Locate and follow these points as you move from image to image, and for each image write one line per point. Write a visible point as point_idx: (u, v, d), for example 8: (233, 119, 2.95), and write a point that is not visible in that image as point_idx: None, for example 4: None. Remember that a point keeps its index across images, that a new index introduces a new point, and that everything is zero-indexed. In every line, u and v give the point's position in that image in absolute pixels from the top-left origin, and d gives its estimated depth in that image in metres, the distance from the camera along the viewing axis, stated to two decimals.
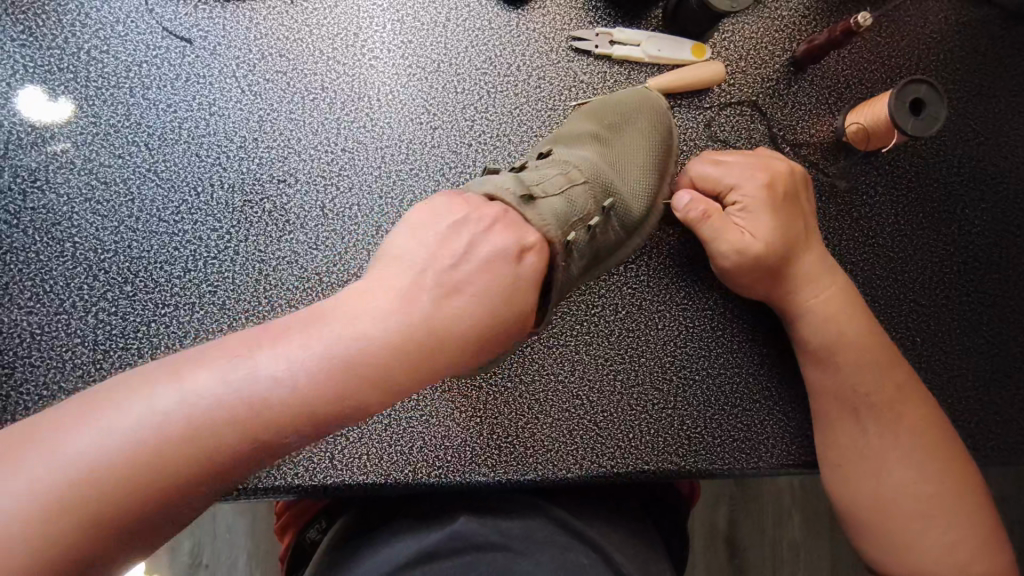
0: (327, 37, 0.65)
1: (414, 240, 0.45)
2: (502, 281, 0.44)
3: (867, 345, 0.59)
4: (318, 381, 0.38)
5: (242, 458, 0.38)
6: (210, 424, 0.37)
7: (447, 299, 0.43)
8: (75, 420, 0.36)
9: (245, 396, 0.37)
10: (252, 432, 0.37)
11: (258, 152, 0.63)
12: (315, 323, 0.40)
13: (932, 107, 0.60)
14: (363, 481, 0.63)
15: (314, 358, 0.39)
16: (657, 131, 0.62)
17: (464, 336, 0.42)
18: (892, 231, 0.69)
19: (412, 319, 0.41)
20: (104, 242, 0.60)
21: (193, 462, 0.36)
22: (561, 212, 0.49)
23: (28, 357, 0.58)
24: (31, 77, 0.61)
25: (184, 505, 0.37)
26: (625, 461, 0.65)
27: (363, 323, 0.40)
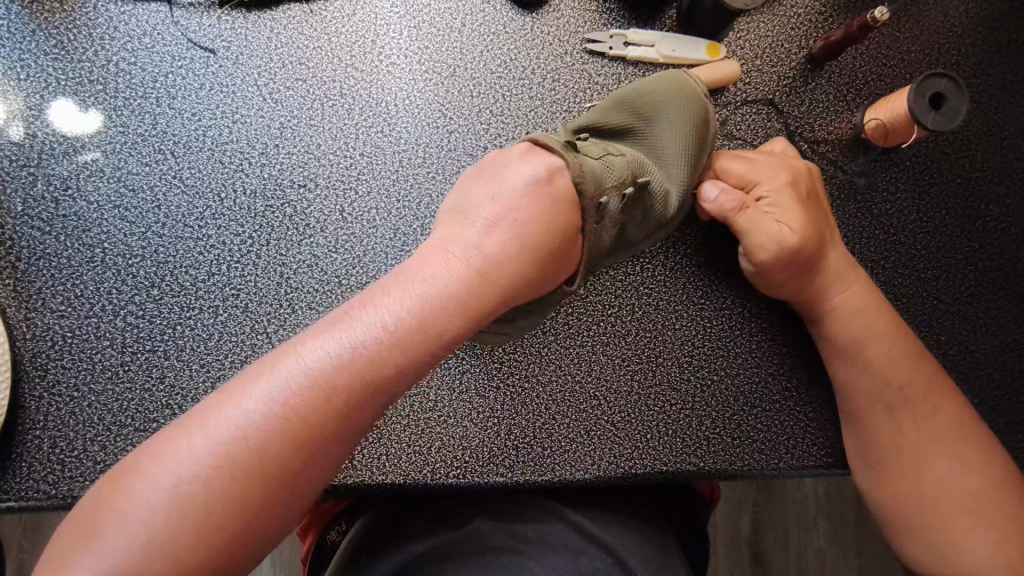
0: (345, 45, 0.67)
1: (461, 201, 0.50)
2: (545, 204, 0.47)
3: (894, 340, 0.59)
4: (408, 330, 0.43)
5: (354, 408, 0.42)
6: (318, 381, 0.41)
7: (496, 233, 0.47)
8: (210, 405, 0.41)
9: (354, 347, 0.42)
10: (357, 382, 0.42)
11: (279, 157, 0.64)
12: (396, 283, 0.45)
13: (953, 101, 0.59)
14: (382, 480, 0.64)
15: (398, 314, 0.43)
16: (698, 118, 0.59)
17: (517, 260, 0.46)
18: (914, 228, 0.68)
19: (477, 263, 0.46)
20: (132, 247, 0.62)
21: (310, 416, 0.40)
22: (599, 174, 0.50)
23: (61, 359, 0.60)
24: (64, 90, 0.64)
25: (318, 464, 0.41)
26: (643, 461, 0.65)
27: (436, 277, 0.45)
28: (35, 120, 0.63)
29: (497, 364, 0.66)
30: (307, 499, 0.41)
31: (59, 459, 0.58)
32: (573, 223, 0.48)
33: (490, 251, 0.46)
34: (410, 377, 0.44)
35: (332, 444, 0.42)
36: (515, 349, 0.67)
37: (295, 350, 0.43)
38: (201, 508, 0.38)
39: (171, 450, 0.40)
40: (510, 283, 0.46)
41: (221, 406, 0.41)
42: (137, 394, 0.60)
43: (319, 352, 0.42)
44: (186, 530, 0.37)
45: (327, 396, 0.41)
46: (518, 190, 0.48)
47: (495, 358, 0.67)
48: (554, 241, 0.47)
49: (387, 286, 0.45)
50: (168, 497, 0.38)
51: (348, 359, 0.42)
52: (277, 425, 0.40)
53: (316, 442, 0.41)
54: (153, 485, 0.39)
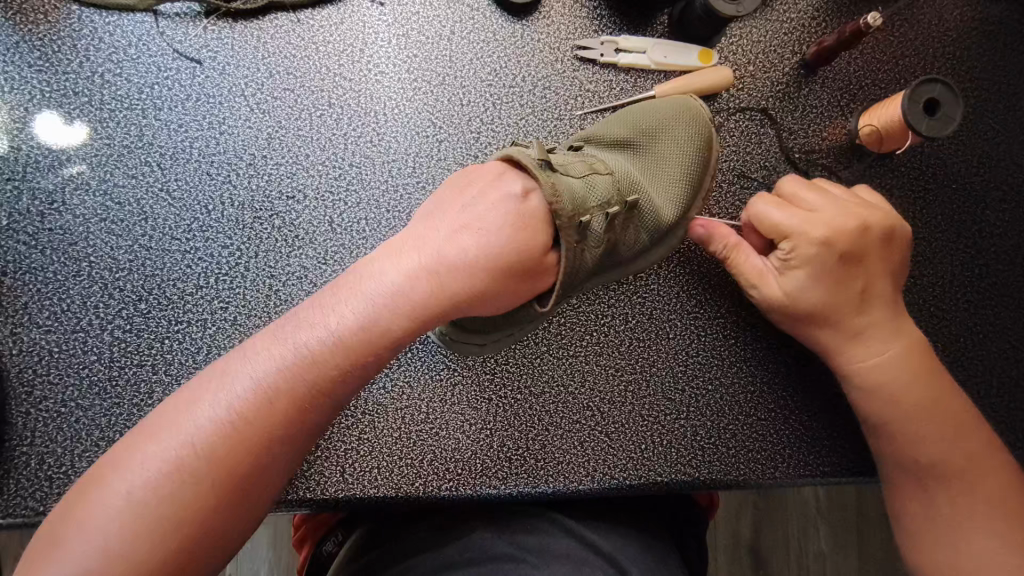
0: (333, 54, 0.66)
1: (431, 210, 0.51)
2: (513, 221, 0.48)
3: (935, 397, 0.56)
4: (356, 335, 0.44)
5: (304, 411, 0.43)
6: (267, 386, 0.43)
7: (460, 245, 0.47)
8: (168, 413, 0.42)
9: (299, 353, 0.44)
10: (300, 386, 0.43)
11: (268, 168, 0.64)
12: (350, 289, 0.46)
13: (947, 107, 0.59)
14: (375, 494, 0.63)
15: (346, 319, 0.45)
16: (700, 142, 0.59)
17: (481, 275, 0.47)
18: (909, 234, 0.68)
19: (434, 266, 0.46)
20: (119, 261, 0.62)
21: (260, 419, 0.42)
22: (577, 194, 0.49)
23: (48, 375, 0.59)
24: (48, 102, 0.63)
25: (269, 467, 0.42)
26: (638, 472, 0.64)
27: (385, 280, 0.46)
28: (20, 133, 0.63)
29: (489, 374, 0.66)
30: (263, 501, 0.43)
31: (46, 476, 0.57)
32: (543, 240, 0.48)
33: (452, 262, 0.46)
34: (359, 379, 0.45)
35: (283, 448, 0.43)
36: (507, 360, 0.66)
37: (245, 357, 0.44)
38: (156, 516, 0.39)
39: (129, 457, 0.41)
40: (471, 290, 0.47)
41: (174, 416, 0.42)
42: (124, 409, 0.59)
43: (266, 358, 0.44)
44: (143, 540, 0.38)
45: (274, 400, 0.42)
46: (490, 201, 0.49)
47: (488, 369, 0.66)
48: (522, 253, 0.47)
49: (340, 291, 0.46)
50: (123, 503, 0.39)
51: (290, 364, 0.44)
52: (227, 431, 0.41)
53: (267, 446, 0.42)
54: (109, 492, 0.39)
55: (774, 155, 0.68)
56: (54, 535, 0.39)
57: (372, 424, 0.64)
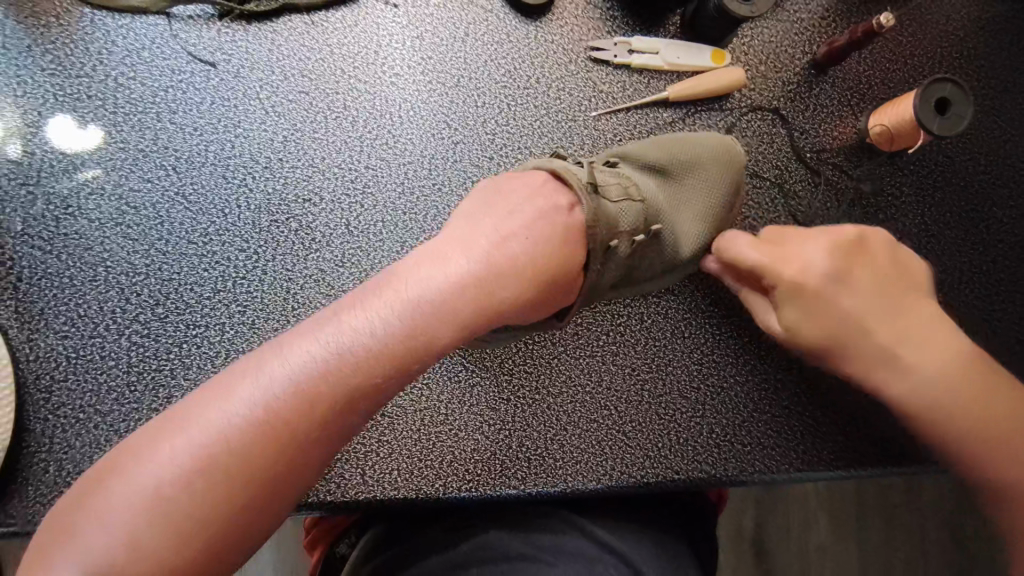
0: (348, 56, 0.66)
1: (474, 210, 0.51)
2: (555, 234, 0.49)
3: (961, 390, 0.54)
4: (397, 338, 0.43)
5: (337, 415, 0.42)
6: (304, 384, 0.41)
7: (502, 251, 0.48)
8: (202, 404, 0.41)
9: (338, 351, 0.42)
10: (338, 386, 0.42)
11: (284, 171, 0.63)
12: (394, 286, 0.45)
13: (957, 106, 0.60)
14: (394, 495, 0.63)
15: (389, 316, 0.44)
16: (730, 183, 0.60)
17: (521, 285, 0.48)
18: (919, 232, 0.68)
19: (480, 271, 0.47)
20: (136, 266, 0.61)
21: (295, 419, 0.41)
22: (610, 219, 0.52)
23: (65, 381, 0.59)
24: (61, 105, 0.63)
25: (300, 469, 0.41)
26: (656, 470, 0.65)
27: (431, 280, 0.45)
28: (33, 137, 0.62)
29: (507, 375, 0.66)
30: (290, 503, 0.42)
31: (67, 483, 0.57)
32: (580, 255, 0.50)
33: (494, 267, 0.47)
34: (398, 381, 0.44)
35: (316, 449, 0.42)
36: (524, 361, 0.66)
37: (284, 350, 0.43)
38: (183, 507, 0.38)
39: (156, 448, 0.39)
40: (512, 296, 0.47)
41: (205, 408, 0.41)
42: (144, 415, 0.59)
43: (305, 354, 0.42)
44: (167, 530, 0.38)
45: (310, 400, 0.41)
46: (534, 209, 0.50)
47: (505, 370, 0.66)
48: (558, 267, 0.49)
49: (383, 288, 0.45)
50: (150, 496, 0.38)
51: (328, 363, 0.42)
52: (263, 429, 0.40)
53: (303, 449, 0.41)
54: (136, 482, 0.38)
55: (786, 154, 0.69)
56: (75, 521, 0.38)
57: (391, 426, 0.64)
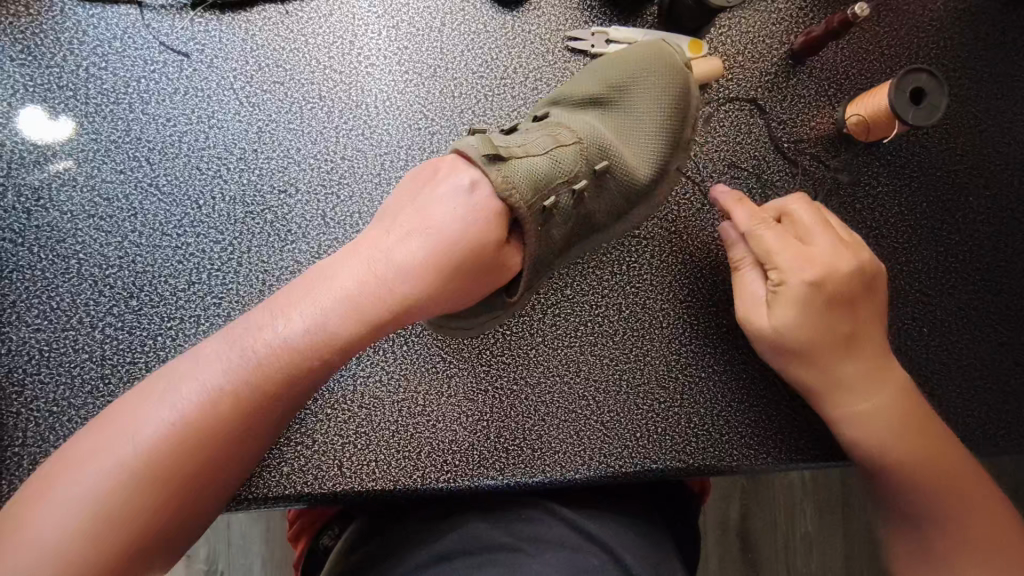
0: (323, 46, 0.65)
1: (388, 211, 0.52)
2: (466, 223, 0.49)
3: (922, 451, 0.55)
4: (305, 347, 0.45)
5: (253, 424, 0.44)
6: (210, 405, 0.43)
7: (409, 249, 0.48)
8: (111, 431, 0.42)
9: (249, 365, 0.44)
10: (248, 398, 0.44)
11: (258, 163, 0.63)
12: (302, 295, 0.46)
13: (932, 96, 0.60)
14: (373, 487, 0.63)
15: (295, 327, 0.45)
16: (672, 86, 0.59)
17: (432, 277, 0.48)
18: (895, 221, 0.69)
19: (384, 269, 0.47)
20: (109, 258, 0.61)
21: (210, 435, 0.43)
22: (528, 172, 0.51)
23: (38, 374, 0.58)
24: (32, 96, 0.62)
25: (218, 477, 0.44)
26: (633, 460, 0.65)
27: (339, 288, 0.46)
28: (3, 128, 0.62)
29: (485, 366, 0.66)
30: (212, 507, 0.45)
31: None
32: (496, 234, 0.50)
33: (402, 267, 0.47)
34: (312, 384, 0.46)
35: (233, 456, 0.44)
36: (502, 352, 0.66)
37: (195, 366, 0.44)
38: (94, 538, 0.40)
39: (65, 478, 0.41)
40: (423, 291, 0.48)
41: (112, 433, 0.42)
42: None
43: (211, 369, 0.44)
44: (81, 564, 0.39)
45: (221, 415, 0.43)
46: (443, 203, 0.50)
47: (484, 361, 0.66)
48: (472, 255, 0.49)
49: (289, 300, 0.46)
50: (62, 534, 0.40)
51: (233, 378, 0.43)
52: (174, 450, 0.42)
53: (219, 461, 0.43)
54: (47, 521, 0.40)
55: (763, 144, 0.69)
56: None
57: (369, 418, 0.64)
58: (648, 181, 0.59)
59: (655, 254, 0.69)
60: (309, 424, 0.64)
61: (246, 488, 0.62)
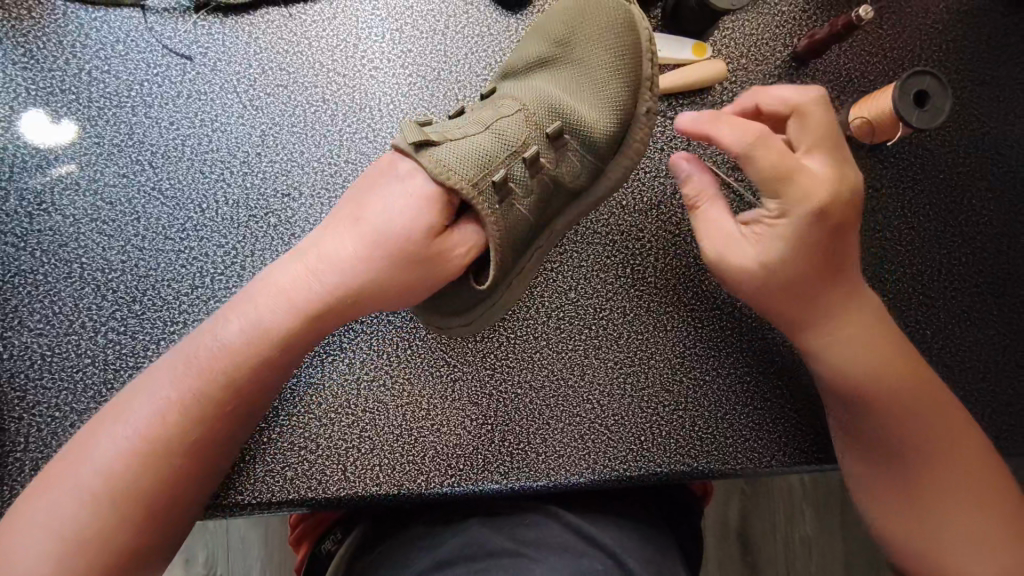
0: (326, 49, 0.65)
1: (344, 205, 0.52)
2: (402, 219, 0.50)
3: (897, 377, 0.55)
4: (244, 351, 0.50)
5: (211, 421, 0.50)
6: (164, 412, 0.49)
7: (343, 250, 0.50)
8: (85, 445, 0.49)
9: (196, 372, 0.49)
10: (199, 400, 0.49)
11: (261, 166, 0.63)
12: (240, 304, 0.51)
13: (936, 97, 0.60)
14: (377, 491, 0.63)
15: (231, 335, 0.50)
16: (613, 31, 0.57)
17: (369, 275, 0.50)
18: (898, 224, 0.69)
19: (316, 271, 0.50)
20: (111, 262, 0.60)
21: (166, 440, 0.49)
22: (462, 154, 0.50)
23: (40, 379, 0.58)
24: (34, 100, 0.62)
25: (182, 473, 0.50)
26: (638, 464, 0.65)
27: (275, 296, 0.50)
28: (6, 132, 0.61)
29: (489, 370, 0.66)
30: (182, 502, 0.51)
31: None
32: (437, 228, 0.50)
33: (335, 269, 0.50)
34: (261, 379, 0.51)
35: (194, 453, 0.50)
36: (506, 355, 0.66)
37: (152, 377, 0.50)
38: (75, 541, 0.47)
39: (52, 490, 0.48)
40: (357, 288, 0.50)
41: (86, 447, 0.49)
42: None
43: (163, 383, 0.50)
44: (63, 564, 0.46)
45: (179, 418, 0.49)
46: (379, 200, 0.51)
47: (488, 364, 0.66)
48: (408, 250, 0.50)
49: (231, 308, 0.51)
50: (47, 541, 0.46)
51: (183, 385, 0.49)
52: (135, 456, 0.48)
53: (181, 457, 0.49)
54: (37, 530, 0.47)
55: None
56: None
57: (373, 422, 0.64)
58: (615, 130, 0.57)
59: (659, 256, 0.69)
60: (312, 428, 0.63)
61: (250, 493, 0.62)
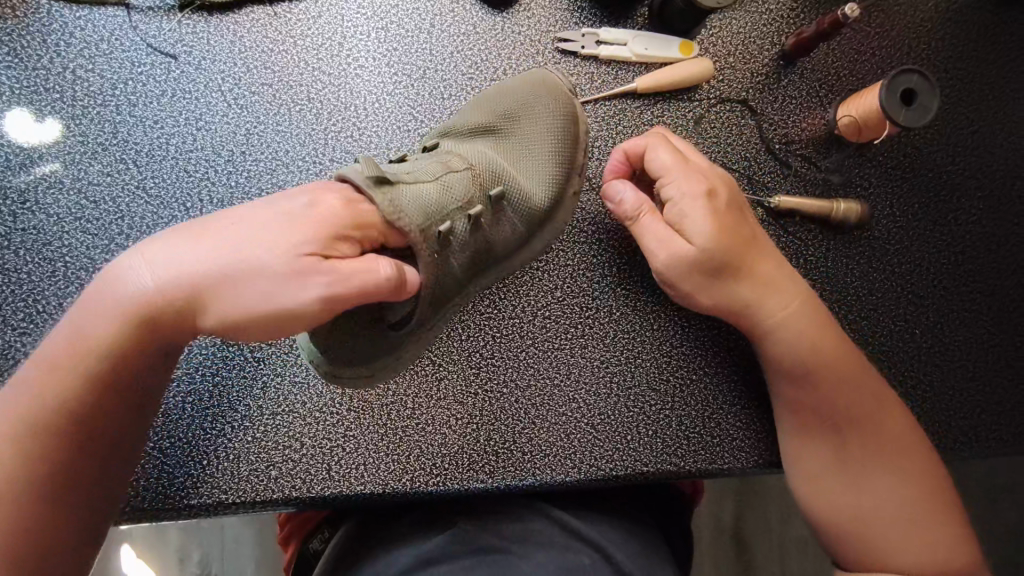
0: (311, 48, 0.65)
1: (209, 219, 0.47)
2: (284, 240, 0.44)
3: (834, 357, 0.57)
4: (98, 365, 0.47)
5: (69, 441, 0.47)
6: (10, 438, 0.45)
7: (197, 263, 0.45)
8: None
9: (47, 391, 0.46)
10: (53, 421, 0.46)
11: (245, 165, 0.63)
12: (81, 316, 0.47)
13: (922, 97, 0.59)
14: (361, 491, 0.62)
15: (64, 344, 0.47)
16: (562, 116, 0.61)
17: (223, 289, 0.45)
18: (887, 223, 0.68)
19: (168, 284, 0.45)
20: (96, 261, 0.60)
21: (15, 469, 0.45)
22: (420, 202, 0.49)
23: None
24: (18, 98, 0.62)
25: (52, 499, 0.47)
26: (624, 464, 0.65)
27: (115, 310, 0.46)
28: None
29: (475, 369, 0.66)
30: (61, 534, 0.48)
31: None
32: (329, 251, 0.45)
33: (171, 281, 0.45)
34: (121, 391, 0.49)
35: (58, 480, 0.47)
36: (492, 355, 0.66)
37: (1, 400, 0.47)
38: None
39: None
40: (211, 302, 0.45)
41: None
42: None
43: (27, 386, 0.47)
44: None
45: (35, 441, 0.46)
46: (255, 215, 0.45)
47: (474, 364, 0.66)
48: (290, 271, 0.44)
49: (78, 322, 0.47)
50: None
51: (31, 406, 0.46)
52: None
53: (39, 482, 0.46)
54: None
55: (754, 146, 0.68)
56: None
57: (358, 422, 0.64)
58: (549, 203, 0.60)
59: (646, 256, 0.69)
60: (297, 428, 0.63)
61: (234, 492, 0.62)
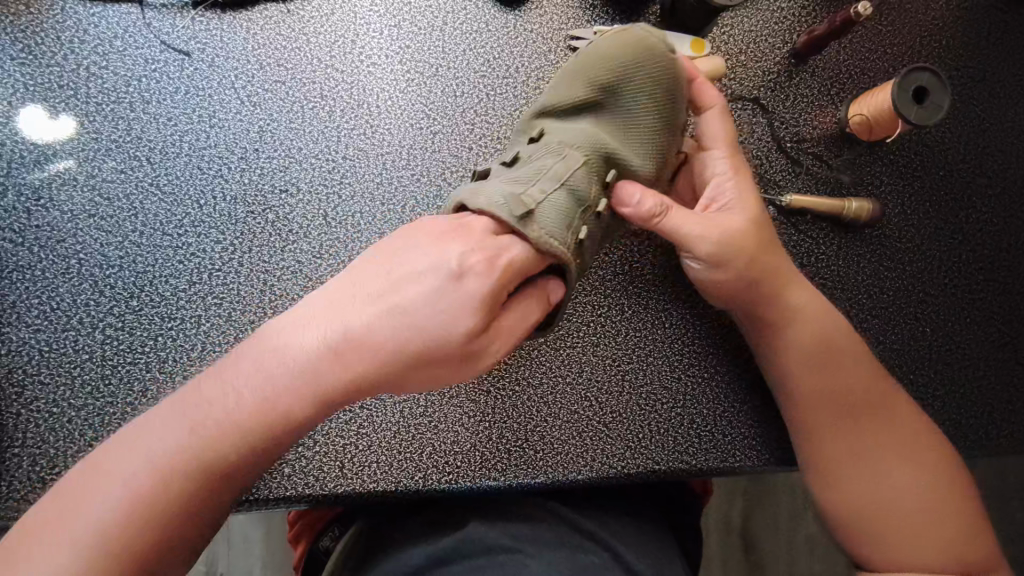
0: (325, 45, 0.65)
1: (352, 276, 0.50)
2: (459, 290, 0.47)
3: (840, 344, 0.58)
4: (254, 412, 0.45)
5: (219, 483, 0.45)
6: (165, 476, 0.43)
7: (370, 319, 0.47)
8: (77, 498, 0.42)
9: (202, 433, 0.44)
10: (212, 463, 0.44)
11: (259, 162, 0.63)
12: (237, 363, 0.46)
13: (935, 95, 0.60)
14: (374, 488, 0.62)
15: (236, 394, 0.45)
16: (661, 79, 0.54)
17: (391, 349, 0.47)
18: (898, 221, 0.68)
19: (338, 343, 0.46)
20: (109, 257, 0.60)
21: (174, 496, 0.43)
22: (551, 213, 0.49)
23: (37, 375, 0.57)
24: (32, 95, 0.62)
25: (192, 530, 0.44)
26: (637, 461, 0.65)
27: (283, 361, 0.46)
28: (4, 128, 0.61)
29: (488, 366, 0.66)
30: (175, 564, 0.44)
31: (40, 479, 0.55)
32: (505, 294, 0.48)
33: (346, 336, 0.47)
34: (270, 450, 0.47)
35: (201, 518, 0.45)
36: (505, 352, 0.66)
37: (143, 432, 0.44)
38: None
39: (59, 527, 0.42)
40: (377, 367, 0.47)
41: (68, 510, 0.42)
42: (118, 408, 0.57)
43: (175, 428, 0.44)
44: None
45: (193, 481, 0.43)
46: (418, 272, 0.48)
47: None
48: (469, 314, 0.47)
49: (233, 369, 0.46)
50: None
51: (186, 442, 0.43)
52: (138, 521, 0.41)
53: (188, 519, 0.43)
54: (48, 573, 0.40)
55: (766, 144, 0.68)
56: None
57: (370, 419, 0.64)
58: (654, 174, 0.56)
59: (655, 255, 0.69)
60: None
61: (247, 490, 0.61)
